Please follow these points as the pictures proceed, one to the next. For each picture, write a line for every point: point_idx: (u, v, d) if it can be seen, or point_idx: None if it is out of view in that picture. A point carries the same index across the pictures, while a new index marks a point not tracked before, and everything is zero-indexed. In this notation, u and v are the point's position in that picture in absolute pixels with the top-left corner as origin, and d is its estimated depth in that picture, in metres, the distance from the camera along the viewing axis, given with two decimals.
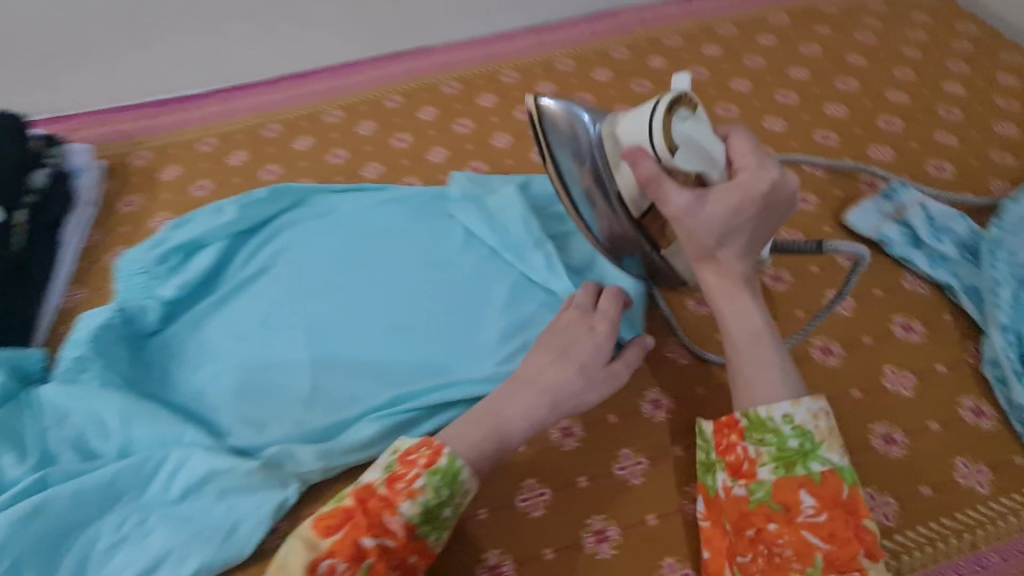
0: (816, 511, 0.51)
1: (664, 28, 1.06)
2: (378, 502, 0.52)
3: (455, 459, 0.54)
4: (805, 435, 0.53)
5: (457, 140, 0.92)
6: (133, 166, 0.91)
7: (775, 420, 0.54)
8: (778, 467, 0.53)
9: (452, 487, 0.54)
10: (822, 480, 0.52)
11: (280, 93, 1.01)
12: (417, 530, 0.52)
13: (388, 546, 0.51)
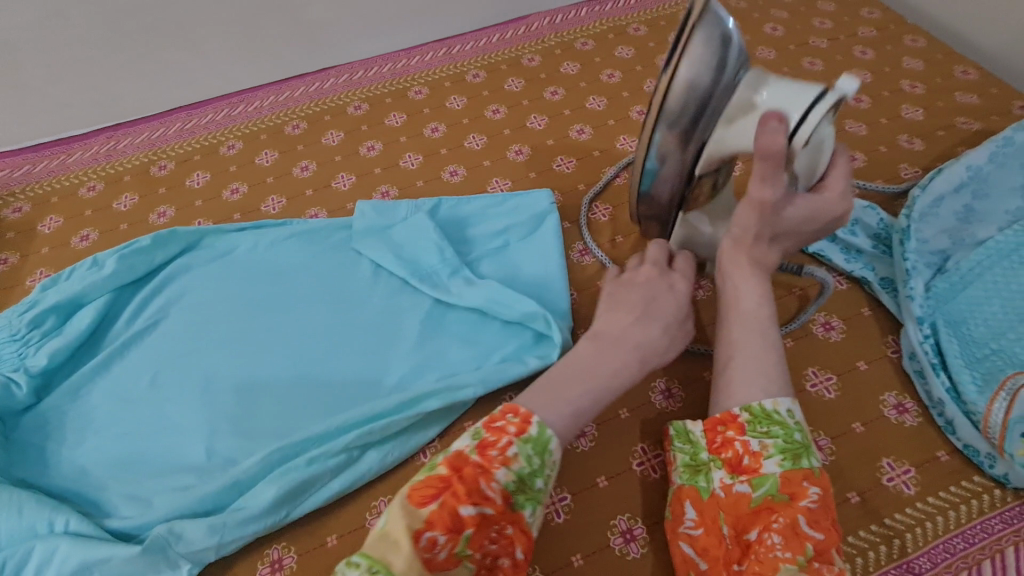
0: (819, 503, 0.46)
1: (571, 34, 1.04)
2: (476, 470, 0.46)
3: (544, 429, 0.49)
4: (805, 429, 0.49)
5: (365, 164, 0.87)
6: (13, 223, 0.83)
7: (779, 412, 0.49)
8: (786, 460, 0.47)
9: (543, 458, 0.48)
10: (822, 476, 0.47)
11: (174, 126, 0.95)
12: (513, 499, 0.46)
13: (486, 515, 0.45)
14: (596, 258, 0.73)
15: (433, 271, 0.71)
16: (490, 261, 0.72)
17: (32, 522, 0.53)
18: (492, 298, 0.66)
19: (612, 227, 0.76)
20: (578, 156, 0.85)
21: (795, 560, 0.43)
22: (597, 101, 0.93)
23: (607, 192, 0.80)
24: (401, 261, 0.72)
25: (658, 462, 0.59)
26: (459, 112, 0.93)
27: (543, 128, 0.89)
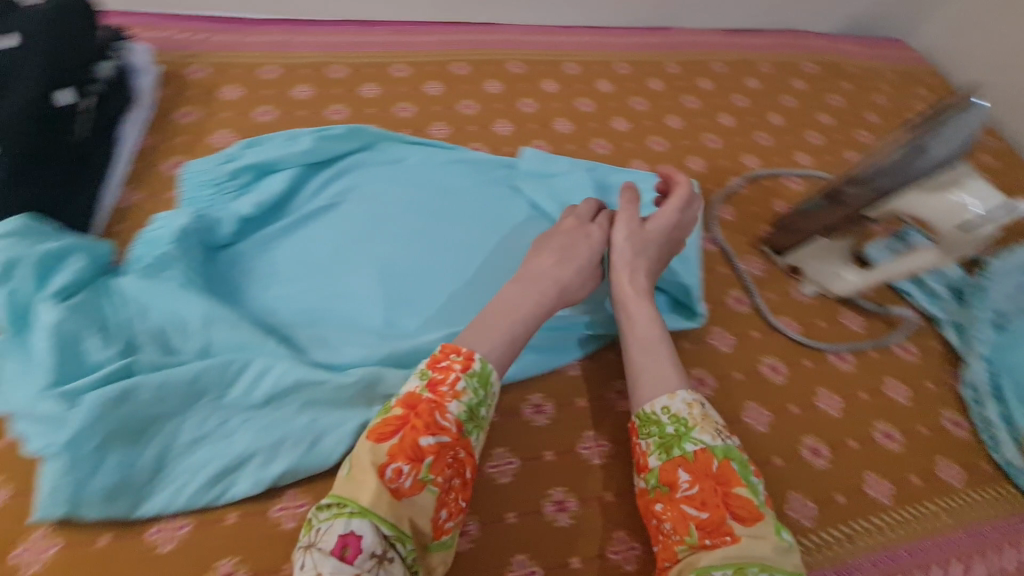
0: (690, 485, 0.53)
1: (707, 57, 1.15)
2: (428, 405, 0.52)
3: (486, 364, 0.55)
4: (680, 420, 0.56)
5: (522, 118, 0.95)
6: (193, 80, 0.87)
7: (656, 413, 0.57)
8: (661, 454, 0.56)
9: (487, 389, 0.55)
10: (695, 458, 0.54)
11: (347, 36, 1.00)
12: (466, 427, 0.53)
13: (445, 442, 0.51)
14: (721, 248, 0.84)
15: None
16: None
17: (247, 339, 0.59)
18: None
19: (734, 227, 0.87)
20: (708, 160, 0.96)
21: (683, 542, 0.52)
22: (726, 118, 1.04)
23: (731, 196, 0.91)
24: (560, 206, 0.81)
25: (765, 420, 0.68)
26: (606, 96, 1.03)
27: (679, 128, 1.00)
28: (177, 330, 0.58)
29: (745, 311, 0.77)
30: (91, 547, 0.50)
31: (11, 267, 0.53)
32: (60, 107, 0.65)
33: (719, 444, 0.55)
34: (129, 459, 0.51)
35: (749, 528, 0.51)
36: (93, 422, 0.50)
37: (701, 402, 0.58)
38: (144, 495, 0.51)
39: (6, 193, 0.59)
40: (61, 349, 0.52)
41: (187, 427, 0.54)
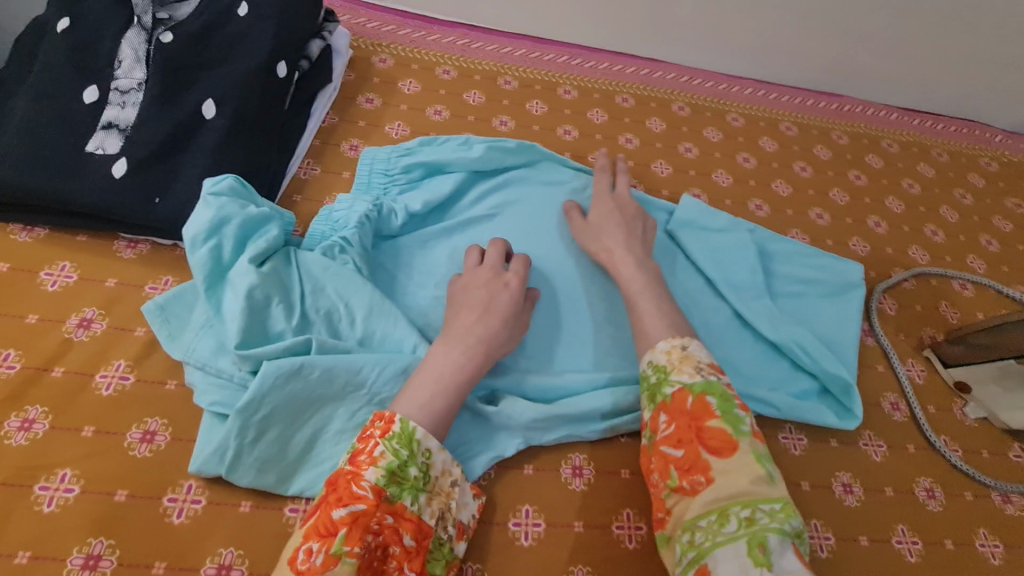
0: (668, 426, 0.52)
1: (878, 132, 1.08)
2: (345, 476, 0.45)
3: (409, 422, 0.48)
4: (660, 367, 0.55)
5: (682, 162, 0.93)
6: (378, 69, 0.90)
7: (645, 369, 0.56)
8: (648, 403, 0.55)
9: (412, 448, 0.47)
10: (674, 399, 0.52)
11: (521, 50, 1.01)
12: (388, 492, 0.45)
13: (360, 512, 0.43)
14: (880, 344, 0.77)
15: (745, 288, 0.75)
16: (790, 301, 0.77)
17: (406, 339, 0.58)
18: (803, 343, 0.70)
19: (897, 323, 0.80)
20: (872, 244, 0.89)
21: (667, 487, 0.50)
22: (895, 203, 0.97)
23: (895, 289, 0.84)
24: (716, 266, 0.76)
25: (916, 548, 0.61)
26: (770, 155, 0.98)
27: (843, 204, 0.94)
28: (344, 315, 0.58)
29: (902, 419, 0.71)
30: (235, 510, 0.51)
31: (218, 226, 0.56)
32: (280, 79, 0.69)
33: (701, 381, 0.52)
34: (285, 432, 0.52)
35: (723, 461, 0.48)
36: (266, 391, 0.51)
37: (682, 345, 0.56)
38: (293, 473, 0.52)
39: (224, 149, 0.62)
40: (249, 312, 0.54)
41: (339, 416, 0.54)
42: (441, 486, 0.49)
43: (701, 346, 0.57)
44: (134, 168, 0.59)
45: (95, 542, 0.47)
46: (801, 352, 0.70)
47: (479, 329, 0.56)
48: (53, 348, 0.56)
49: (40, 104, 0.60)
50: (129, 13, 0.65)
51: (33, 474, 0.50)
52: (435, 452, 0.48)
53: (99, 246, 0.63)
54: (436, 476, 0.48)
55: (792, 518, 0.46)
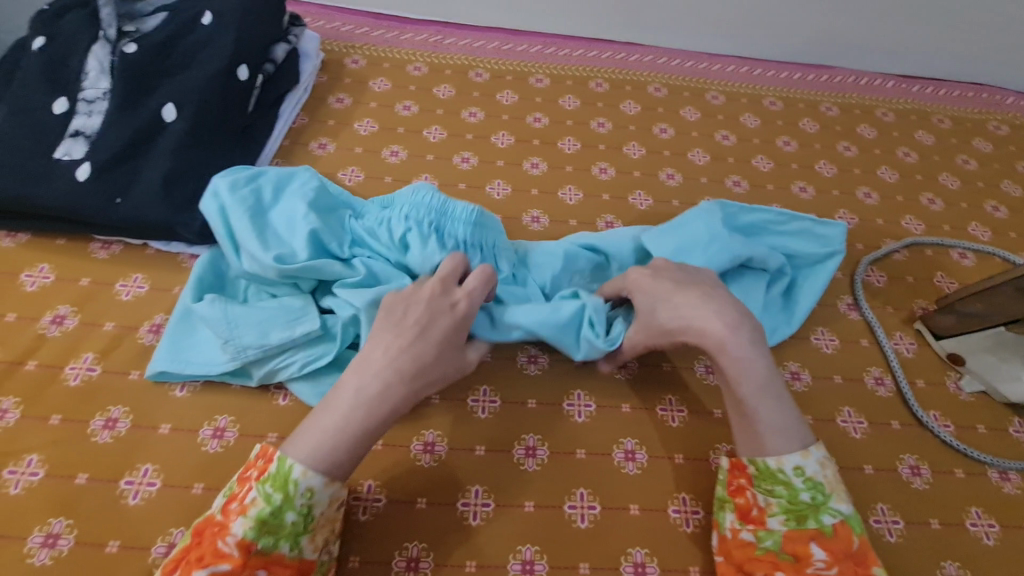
0: (828, 564, 0.48)
1: (872, 102, 1.04)
2: (211, 530, 0.46)
3: (285, 460, 0.47)
4: (818, 487, 0.50)
5: (656, 143, 0.91)
6: (349, 69, 0.92)
7: (787, 473, 0.51)
8: (790, 520, 0.50)
9: (286, 491, 0.46)
10: (835, 534, 0.49)
11: (493, 42, 1.02)
12: (258, 545, 0.45)
13: (222, 573, 0.44)
14: (864, 317, 0.73)
15: (711, 241, 0.66)
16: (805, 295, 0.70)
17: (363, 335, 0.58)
18: (767, 309, 0.69)
19: (884, 296, 0.76)
20: (860, 216, 0.85)
21: None
22: (889, 172, 0.92)
23: (884, 260, 0.80)
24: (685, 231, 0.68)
25: (896, 528, 0.58)
26: (752, 131, 0.95)
27: (830, 176, 0.90)
28: (342, 270, 0.61)
29: (886, 395, 0.67)
30: (187, 492, 0.53)
31: (254, 180, 0.63)
32: (241, 82, 0.72)
33: (856, 515, 0.50)
34: (251, 362, 0.58)
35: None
36: (223, 343, 0.57)
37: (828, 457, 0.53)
38: (238, 417, 0.57)
39: (182, 149, 0.65)
40: (263, 244, 0.59)
41: (299, 359, 0.58)
42: (326, 518, 0.49)
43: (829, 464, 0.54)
44: (97, 170, 0.62)
45: (54, 522, 0.50)
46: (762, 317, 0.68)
47: (433, 328, 0.53)
48: (28, 343, 0.59)
49: (16, 116, 0.64)
50: (97, 28, 0.70)
51: (2, 459, 0.53)
52: (318, 490, 0.47)
53: (73, 247, 0.66)
54: (320, 511, 0.48)
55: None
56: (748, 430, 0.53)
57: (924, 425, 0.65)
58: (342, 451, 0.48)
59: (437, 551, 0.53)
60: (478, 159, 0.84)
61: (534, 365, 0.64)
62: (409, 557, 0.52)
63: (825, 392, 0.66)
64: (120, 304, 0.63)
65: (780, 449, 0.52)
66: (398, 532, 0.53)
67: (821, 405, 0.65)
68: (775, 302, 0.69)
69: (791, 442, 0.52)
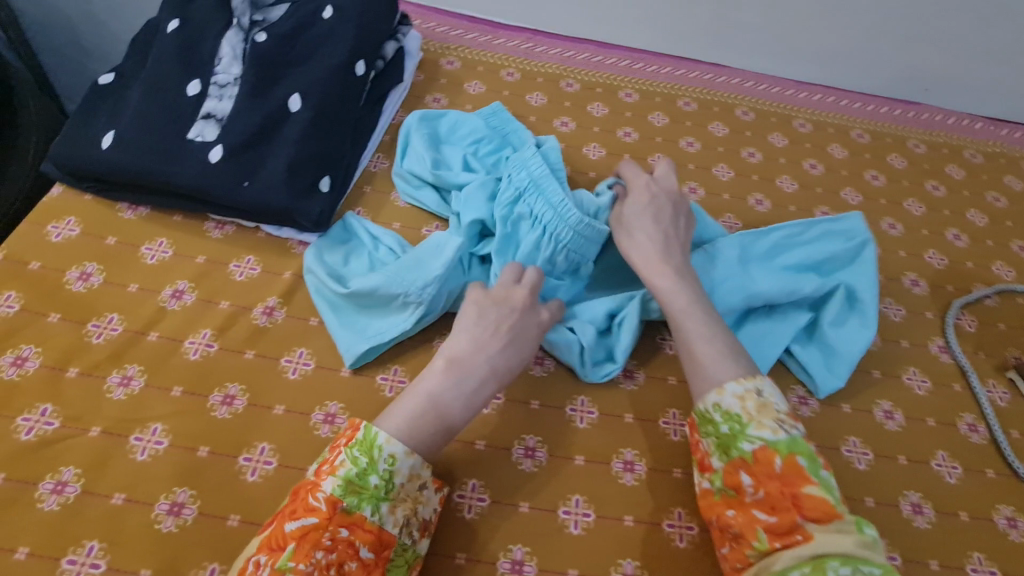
0: (756, 489, 0.50)
1: (961, 142, 1.02)
2: (304, 488, 0.48)
3: (371, 428, 0.50)
4: (734, 417, 0.52)
5: (745, 167, 0.91)
6: (445, 70, 0.94)
7: (708, 410, 0.54)
8: (721, 454, 0.52)
9: (371, 455, 0.49)
10: (757, 458, 0.50)
11: (584, 54, 1.03)
12: (344, 503, 0.47)
13: (309, 527, 0.45)
14: (956, 361, 0.73)
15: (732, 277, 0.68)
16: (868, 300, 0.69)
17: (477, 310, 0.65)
18: (831, 327, 0.69)
19: (976, 341, 0.75)
20: (950, 258, 0.85)
21: (752, 547, 0.48)
22: (978, 216, 0.91)
23: (975, 305, 0.79)
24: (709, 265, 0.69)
25: None
26: (840, 162, 0.95)
27: (919, 215, 0.90)
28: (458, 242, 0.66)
29: (981, 443, 0.66)
30: (302, 475, 0.54)
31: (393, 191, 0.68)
32: (358, 76, 0.73)
33: (782, 437, 0.50)
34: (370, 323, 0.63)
35: (827, 528, 0.46)
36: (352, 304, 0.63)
37: (756, 389, 0.53)
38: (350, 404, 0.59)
39: (305, 138, 0.67)
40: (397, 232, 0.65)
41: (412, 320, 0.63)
42: (406, 493, 0.50)
43: (772, 389, 0.54)
44: (227, 154, 0.64)
45: (179, 491, 0.52)
46: (828, 335, 0.68)
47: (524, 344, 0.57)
48: (150, 314, 0.62)
49: (151, 94, 0.66)
50: (229, 15, 0.72)
51: (129, 426, 0.55)
52: (400, 458, 0.49)
53: (190, 225, 0.69)
54: (400, 482, 0.49)
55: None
56: (692, 364, 0.57)
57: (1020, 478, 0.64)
58: (428, 432, 0.52)
59: (540, 556, 0.53)
60: (571, 169, 0.86)
61: (630, 380, 0.65)
62: (514, 559, 0.53)
63: (919, 434, 0.66)
64: (235, 284, 0.65)
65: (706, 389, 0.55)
66: (501, 535, 0.54)
67: (915, 446, 0.65)
68: (839, 316, 0.69)
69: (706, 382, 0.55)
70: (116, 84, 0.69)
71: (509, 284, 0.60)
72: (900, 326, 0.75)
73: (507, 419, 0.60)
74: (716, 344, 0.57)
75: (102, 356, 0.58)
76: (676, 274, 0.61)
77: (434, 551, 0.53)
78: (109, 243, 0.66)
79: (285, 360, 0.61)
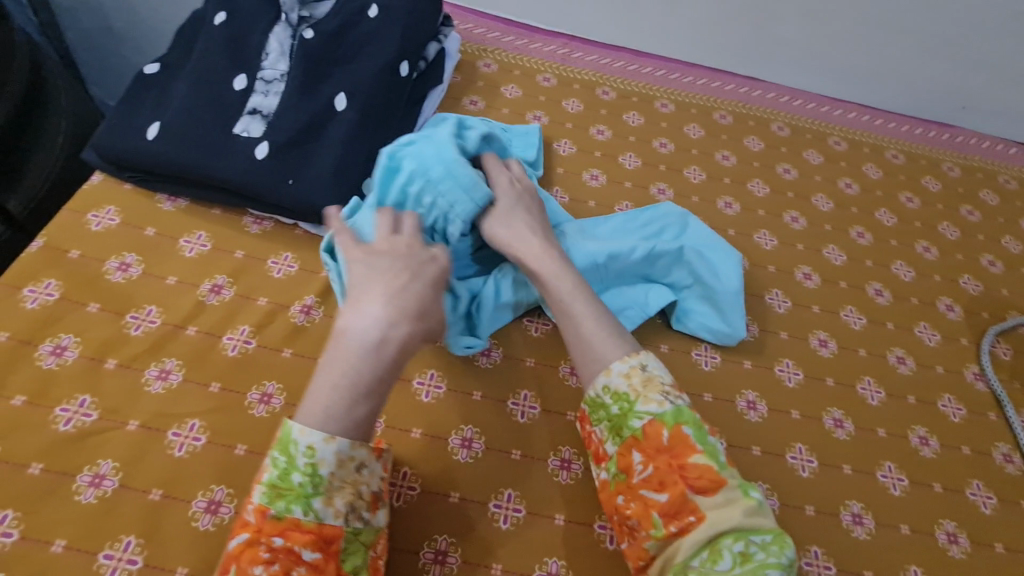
0: (644, 465, 0.50)
1: (995, 167, 1.02)
2: (242, 500, 0.46)
3: (285, 424, 0.46)
4: (622, 397, 0.52)
5: (780, 183, 0.90)
6: (482, 73, 0.94)
7: (599, 395, 0.54)
8: (614, 438, 0.52)
9: (287, 453, 0.45)
10: (645, 434, 0.50)
11: (619, 62, 1.03)
12: (272, 510, 0.44)
13: (247, 539, 0.43)
14: (991, 389, 0.72)
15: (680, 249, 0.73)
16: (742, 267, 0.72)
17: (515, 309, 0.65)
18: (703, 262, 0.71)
19: (1012, 369, 0.75)
20: (985, 284, 0.84)
21: (650, 536, 0.48)
22: (1013, 242, 0.91)
23: (1011, 333, 0.78)
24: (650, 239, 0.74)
25: None
26: (874, 182, 0.94)
27: (953, 239, 0.89)
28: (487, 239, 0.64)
29: (1015, 473, 0.66)
30: None
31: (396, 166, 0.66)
32: (403, 77, 0.73)
33: (669, 409, 0.51)
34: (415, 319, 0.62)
35: (713, 499, 0.47)
36: None
37: (640, 365, 0.53)
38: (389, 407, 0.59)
39: (352, 138, 0.66)
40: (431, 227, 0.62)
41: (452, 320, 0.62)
42: (339, 480, 0.46)
43: (658, 363, 0.55)
44: (273, 151, 0.64)
45: (216, 489, 0.51)
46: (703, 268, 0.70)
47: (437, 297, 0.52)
48: (188, 308, 0.61)
49: (198, 87, 0.66)
50: (277, 11, 0.72)
51: (167, 421, 0.54)
52: (319, 447, 0.45)
53: (229, 220, 0.68)
54: (328, 472, 0.45)
55: (784, 551, 0.46)
56: (582, 353, 0.55)
57: None
58: (358, 404, 0.46)
59: (575, 569, 0.54)
60: (607, 177, 0.85)
61: None
62: (549, 572, 0.53)
63: (954, 462, 0.65)
64: (273, 281, 0.65)
65: (596, 374, 0.54)
66: (537, 546, 0.54)
67: (950, 474, 0.64)
68: (712, 257, 0.72)
69: (595, 366, 0.55)
70: (160, 74, 0.69)
71: (403, 237, 0.56)
72: (935, 352, 0.75)
73: (544, 428, 0.60)
74: (600, 324, 0.56)
75: (139, 348, 0.58)
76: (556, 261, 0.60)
77: (469, 561, 0.52)
78: (148, 234, 0.65)
79: (322, 360, 0.60)
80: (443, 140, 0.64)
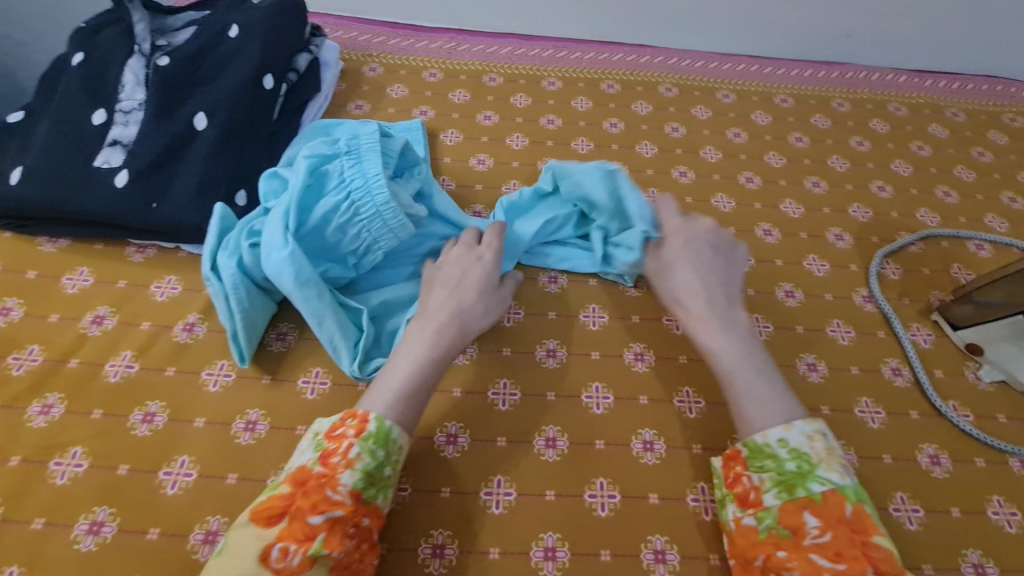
0: (822, 531, 0.48)
1: (885, 97, 1.03)
2: (319, 479, 0.48)
3: (384, 420, 0.52)
4: (803, 457, 0.52)
5: (669, 141, 0.92)
6: (366, 76, 0.95)
7: (772, 446, 0.53)
8: (782, 492, 0.51)
9: (388, 447, 0.51)
10: (826, 500, 0.49)
11: (505, 48, 1.04)
12: (365, 494, 0.49)
13: (337, 517, 0.47)
14: (880, 309, 0.74)
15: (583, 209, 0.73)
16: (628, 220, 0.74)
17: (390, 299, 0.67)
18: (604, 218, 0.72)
19: (901, 288, 0.76)
20: (875, 210, 0.86)
21: None
22: (903, 166, 0.93)
23: (900, 254, 0.80)
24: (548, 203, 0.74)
25: (916, 516, 0.58)
26: (763, 128, 0.96)
27: (843, 171, 0.91)
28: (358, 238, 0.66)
29: (905, 386, 0.67)
30: (222, 482, 0.55)
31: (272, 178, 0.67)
32: (266, 90, 0.74)
33: (851, 485, 0.50)
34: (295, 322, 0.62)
35: None
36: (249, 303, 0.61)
37: (821, 433, 0.53)
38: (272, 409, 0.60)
39: (213, 156, 0.68)
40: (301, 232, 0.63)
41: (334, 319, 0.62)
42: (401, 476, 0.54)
43: (832, 437, 0.55)
44: (133, 177, 0.66)
45: (99, 510, 0.53)
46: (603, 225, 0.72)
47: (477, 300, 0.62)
48: (71, 341, 0.62)
49: (59, 128, 0.68)
50: (131, 43, 0.73)
51: (49, 452, 0.55)
52: (405, 448, 0.53)
53: (109, 252, 0.69)
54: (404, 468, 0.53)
55: None
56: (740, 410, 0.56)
57: (942, 415, 0.65)
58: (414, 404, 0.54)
59: (462, 537, 0.54)
60: (494, 160, 0.87)
61: (552, 359, 0.66)
62: (435, 543, 0.54)
63: (842, 383, 0.67)
64: (156, 304, 0.66)
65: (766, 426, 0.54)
66: (422, 520, 0.55)
67: (838, 396, 0.66)
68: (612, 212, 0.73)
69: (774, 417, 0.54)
70: (25, 122, 0.70)
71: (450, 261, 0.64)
72: (824, 281, 0.76)
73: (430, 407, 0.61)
74: (761, 381, 0.57)
75: (22, 387, 0.59)
76: (725, 336, 0.59)
77: None
78: (29, 277, 0.67)
79: (206, 373, 0.62)
80: (373, 172, 0.64)
